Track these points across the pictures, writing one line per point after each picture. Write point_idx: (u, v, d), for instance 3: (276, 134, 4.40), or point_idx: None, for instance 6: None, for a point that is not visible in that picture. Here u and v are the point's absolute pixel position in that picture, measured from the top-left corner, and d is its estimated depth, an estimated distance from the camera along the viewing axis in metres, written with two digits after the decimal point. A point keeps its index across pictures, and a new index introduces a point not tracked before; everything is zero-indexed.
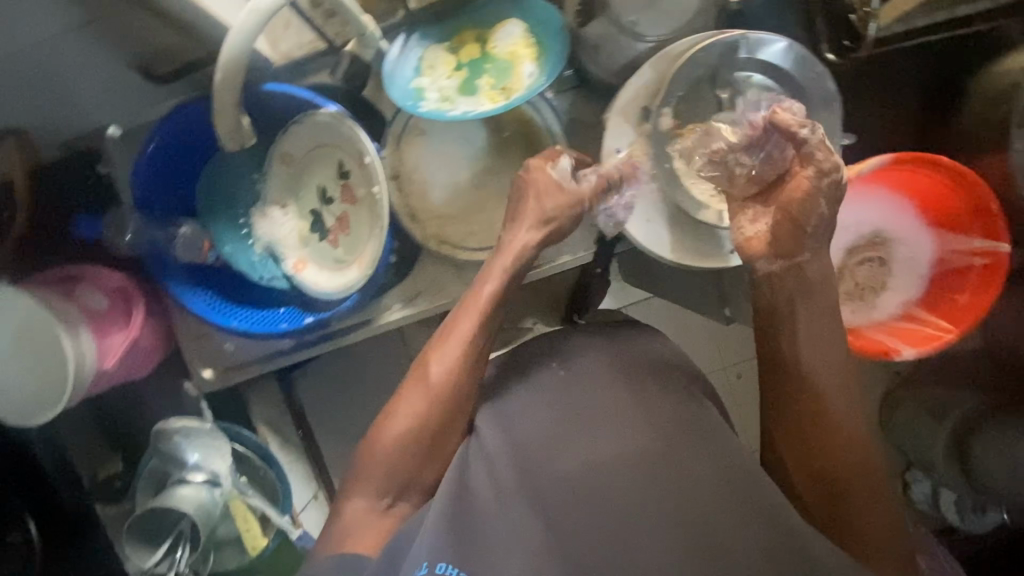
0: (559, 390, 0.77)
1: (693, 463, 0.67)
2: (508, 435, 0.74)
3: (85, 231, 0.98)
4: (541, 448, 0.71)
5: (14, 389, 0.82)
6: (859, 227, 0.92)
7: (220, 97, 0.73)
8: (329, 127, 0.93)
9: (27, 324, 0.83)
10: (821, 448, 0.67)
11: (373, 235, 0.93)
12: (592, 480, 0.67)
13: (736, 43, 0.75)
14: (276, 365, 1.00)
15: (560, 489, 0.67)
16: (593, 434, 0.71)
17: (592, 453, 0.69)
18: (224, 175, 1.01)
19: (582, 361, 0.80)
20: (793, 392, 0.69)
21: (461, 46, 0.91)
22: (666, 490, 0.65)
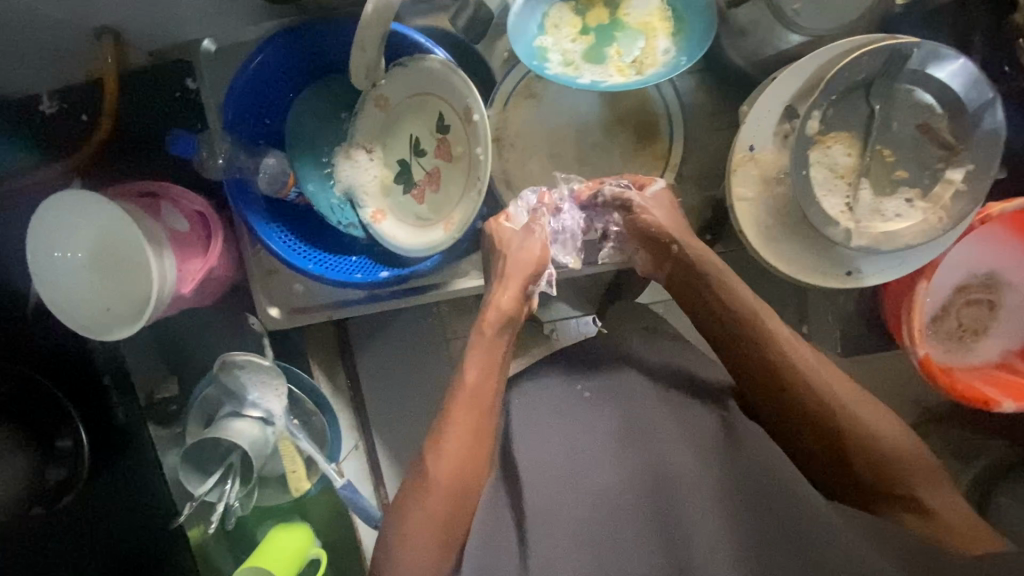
0: (585, 399, 0.78)
1: (714, 475, 0.69)
2: (537, 442, 0.75)
3: (179, 150, 0.91)
4: (564, 463, 0.72)
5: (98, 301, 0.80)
6: (975, 265, 0.87)
7: (366, 35, 0.73)
8: (435, 75, 0.88)
9: (113, 237, 0.80)
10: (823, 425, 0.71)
11: (466, 197, 0.89)
12: (615, 498, 0.69)
13: (908, 52, 0.69)
14: (343, 314, 0.97)
15: (579, 509, 0.69)
16: (613, 453, 0.72)
17: (610, 471, 0.71)
18: (315, 109, 0.97)
19: (605, 372, 0.80)
20: (782, 406, 0.73)
21: (589, 7, 0.83)
22: (686, 504, 0.67)
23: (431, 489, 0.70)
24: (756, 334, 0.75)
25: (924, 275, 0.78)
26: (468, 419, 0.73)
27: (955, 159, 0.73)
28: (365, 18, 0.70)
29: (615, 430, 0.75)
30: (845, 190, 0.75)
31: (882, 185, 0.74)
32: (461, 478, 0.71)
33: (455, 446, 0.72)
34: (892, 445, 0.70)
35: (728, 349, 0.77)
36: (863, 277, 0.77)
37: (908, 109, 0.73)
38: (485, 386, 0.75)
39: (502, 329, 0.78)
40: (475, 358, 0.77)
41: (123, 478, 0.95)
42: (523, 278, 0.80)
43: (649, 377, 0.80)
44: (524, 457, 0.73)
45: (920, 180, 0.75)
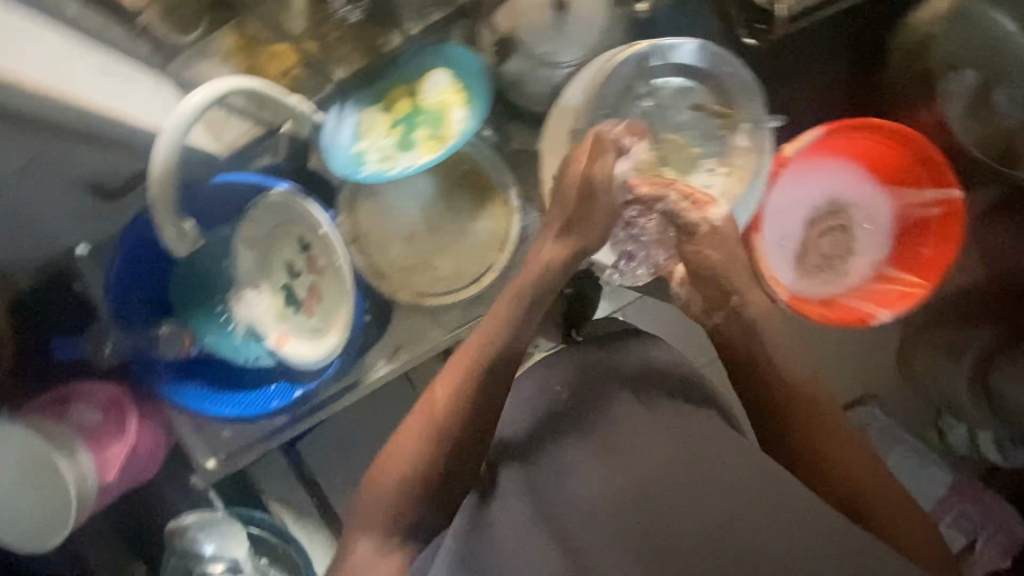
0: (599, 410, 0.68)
1: (717, 447, 0.63)
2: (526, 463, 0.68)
3: (68, 352, 1.00)
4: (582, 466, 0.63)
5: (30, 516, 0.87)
6: (814, 198, 0.92)
7: (157, 199, 0.78)
8: (283, 205, 0.97)
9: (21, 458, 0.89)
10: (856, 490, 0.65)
11: (345, 300, 0.95)
12: (637, 487, 0.60)
13: (645, 53, 0.78)
14: (276, 443, 1.02)
15: (596, 511, 0.59)
16: (640, 435, 0.64)
17: (639, 460, 0.62)
18: (194, 266, 1.02)
19: (595, 384, 0.72)
20: (815, 446, 0.67)
21: (393, 104, 0.95)
22: (703, 487, 0.58)
23: (418, 417, 0.69)
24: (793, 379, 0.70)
25: (755, 228, 0.83)
26: (463, 385, 0.68)
27: (731, 122, 0.80)
28: (151, 185, 0.76)
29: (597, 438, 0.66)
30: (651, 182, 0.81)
31: (682, 165, 0.80)
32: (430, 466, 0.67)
33: (440, 394, 0.69)
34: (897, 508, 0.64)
35: (773, 386, 0.70)
36: None
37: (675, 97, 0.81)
38: (489, 348, 0.69)
39: (516, 300, 0.70)
40: (487, 322, 0.71)
41: None
42: (562, 223, 0.71)
43: (633, 387, 0.71)
44: (511, 482, 0.66)
45: (713, 149, 0.81)
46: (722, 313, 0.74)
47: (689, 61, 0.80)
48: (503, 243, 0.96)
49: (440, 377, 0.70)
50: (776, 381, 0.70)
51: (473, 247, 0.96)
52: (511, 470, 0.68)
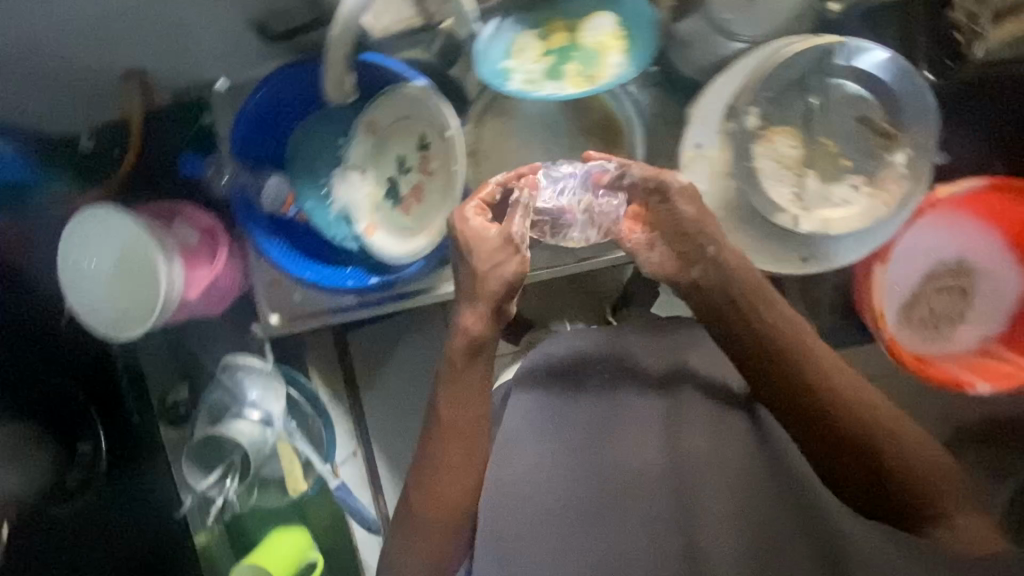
0: (619, 398, 0.81)
1: (723, 456, 0.74)
2: (559, 427, 0.81)
3: (189, 169, 1.04)
4: (569, 456, 0.78)
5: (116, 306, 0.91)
6: (942, 252, 0.87)
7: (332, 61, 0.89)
8: (418, 101, 0.98)
9: (142, 251, 0.90)
10: (837, 425, 0.76)
11: (444, 206, 0.96)
12: (637, 486, 0.74)
13: (833, 48, 0.74)
14: (340, 320, 1.06)
15: (593, 497, 0.75)
16: (623, 442, 0.77)
17: (632, 457, 0.75)
18: (312, 139, 1.07)
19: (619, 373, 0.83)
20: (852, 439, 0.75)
21: (550, 34, 0.93)
22: (665, 502, 0.73)
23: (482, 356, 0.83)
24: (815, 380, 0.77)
25: (879, 258, 0.80)
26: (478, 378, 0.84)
27: (894, 144, 0.77)
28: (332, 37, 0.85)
29: (651, 436, 0.77)
30: (792, 180, 0.79)
31: (826, 173, 0.78)
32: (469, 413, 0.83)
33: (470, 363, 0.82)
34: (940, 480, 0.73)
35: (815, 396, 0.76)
36: (820, 262, 0.80)
37: (846, 101, 0.77)
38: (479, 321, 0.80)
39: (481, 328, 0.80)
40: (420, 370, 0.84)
41: (141, 468, 1.06)
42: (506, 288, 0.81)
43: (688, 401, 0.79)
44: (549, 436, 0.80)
45: (865, 167, 0.78)
46: (701, 265, 0.81)
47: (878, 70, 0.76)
48: None
49: (454, 386, 0.83)
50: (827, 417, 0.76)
51: None
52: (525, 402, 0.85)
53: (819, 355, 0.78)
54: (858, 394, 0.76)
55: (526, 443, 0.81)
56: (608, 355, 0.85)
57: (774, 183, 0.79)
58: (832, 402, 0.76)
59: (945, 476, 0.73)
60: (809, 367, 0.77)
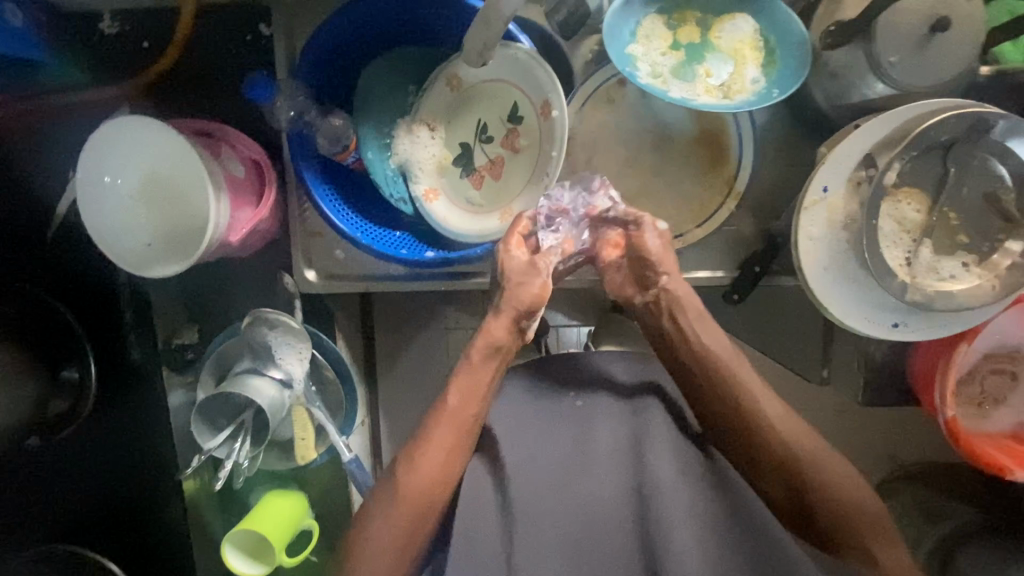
0: (592, 416, 0.80)
1: (682, 490, 0.75)
2: (532, 441, 0.79)
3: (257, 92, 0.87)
4: (536, 466, 0.77)
5: (147, 235, 0.79)
6: (1007, 336, 0.89)
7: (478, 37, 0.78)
8: (520, 65, 0.86)
9: (189, 178, 0.77)
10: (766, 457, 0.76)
11: (528, 189, 0.88)
12: (604, 514, 0.75)
13: (993, 120, 0.70)
14: (380, 288, 0.96)
15: (562, 519, 0.75)
16: (595, 470, 0.76)
17: (597, 486, 0.76)
18: (382, 80, 0.94)
19: (592, 388, 0.83)
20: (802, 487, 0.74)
21: (682, 24, 0.84)
22: (622, 531, 0.75)
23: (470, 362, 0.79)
24: (767, 429, 0.75)
25: (966, 338, 0.80)
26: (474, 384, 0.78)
27: (1016, 231, 0.75)
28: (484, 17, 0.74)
29: (622, 463, 0.77)
30: (906, 244, 0.76)
31: (940, 243, 0.77)
32: (472, 413, 0.77)
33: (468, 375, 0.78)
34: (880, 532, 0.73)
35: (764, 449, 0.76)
36: (908, 331, 0.79)
37: (982, 176, 0.74)
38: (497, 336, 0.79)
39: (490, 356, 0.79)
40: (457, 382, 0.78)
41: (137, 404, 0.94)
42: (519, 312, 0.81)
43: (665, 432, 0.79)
44: (517, 454, 0.78)
45: (978, 246, 0.77)
46: (656, 292, 0.81)
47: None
48: (705, 219, 0.89)
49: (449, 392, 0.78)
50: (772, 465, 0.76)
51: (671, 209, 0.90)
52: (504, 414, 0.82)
53: (767, 395, 0.77)
54: (795, 432, 0.76)
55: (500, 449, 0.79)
56: (584, 371, 0.84)
57: (890, 246, 0.76)
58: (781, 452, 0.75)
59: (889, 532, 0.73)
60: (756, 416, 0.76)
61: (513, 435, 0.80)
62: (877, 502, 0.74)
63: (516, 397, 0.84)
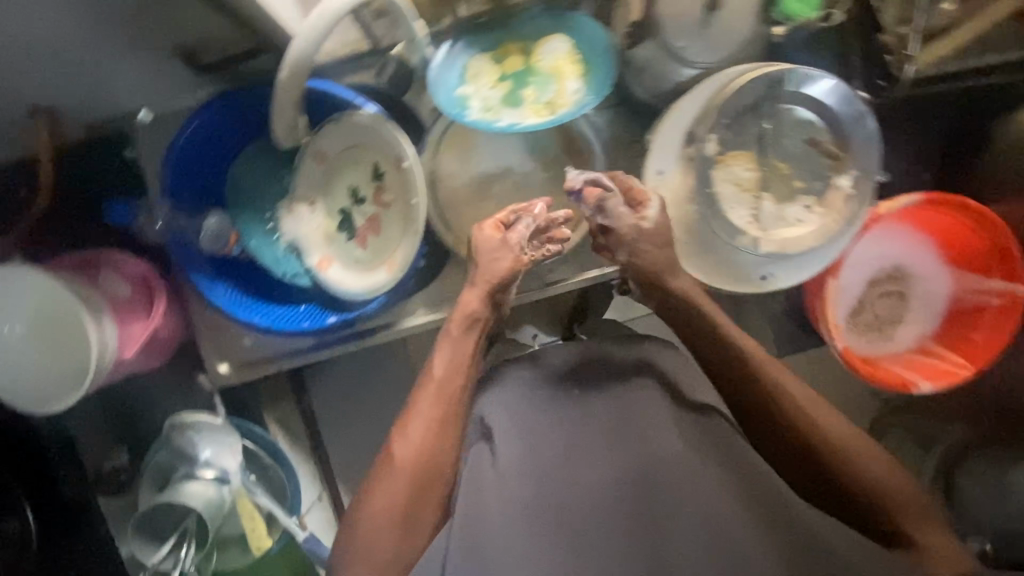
0: (590, 404, 0.79)
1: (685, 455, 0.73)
2: (532, 445, 0.77)
3: (115, 217, 0.97)
4: (533, 474, 0.74)
5: (38, 376, 0.81)
6: (882, 260, 0.93)
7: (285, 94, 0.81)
8: (369, 127, 0.92)
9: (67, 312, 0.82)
10: (782, 422, 0.77)
11: (405, 238, 0.93)
12: (604, 505, 0.72)
13: (782, 77, 0.77)
14: (294, 364, 0.99)
15: (566, 509, 0.72)
16: (597, 457, 0.75)
17: (595, 469, 0.74)
18: (256, 171, 1.00)
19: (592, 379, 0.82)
20: (812, 442, 0.75)
21: (504, 57, 0.91)
22: (636, 520, 0.71)
23: (432, 381, 0.82)
24: (773, 394, 0.77)
25: (832, 272, 0.84)
26: (439, 416, 0.80)
27: (841, 166, 0.81)
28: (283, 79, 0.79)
29: (621, 446, 0.75)
30: (750, 202, 0.82)
31: (781, 193, 0.82)
32: (430, 455, 0.78)
33: (419, 427, 0.79)
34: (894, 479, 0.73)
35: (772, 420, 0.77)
36: (778, 280, 0.83)
37: (796, 125, 0.80)
38: (453, 380, 0.82)
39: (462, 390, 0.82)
40: (415, 425, 0.79)
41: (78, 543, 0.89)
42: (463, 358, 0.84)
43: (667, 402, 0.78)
44: (513, 457, 0.76)
45: (815, 188, 0.82)
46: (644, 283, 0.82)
47: (824, 94, 0.79)
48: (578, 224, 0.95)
49: (411, 423, 0.79)
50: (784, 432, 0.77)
51: None
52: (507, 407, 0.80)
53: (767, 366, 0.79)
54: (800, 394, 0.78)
55: (506, 448, 0.77)
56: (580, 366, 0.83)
57: (735, 210, 0.81)
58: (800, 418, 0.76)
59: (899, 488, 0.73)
60: (760, 386, 0.78)
61: (515, 437, 0.77)
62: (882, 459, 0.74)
63: (492, 399, 0.82)
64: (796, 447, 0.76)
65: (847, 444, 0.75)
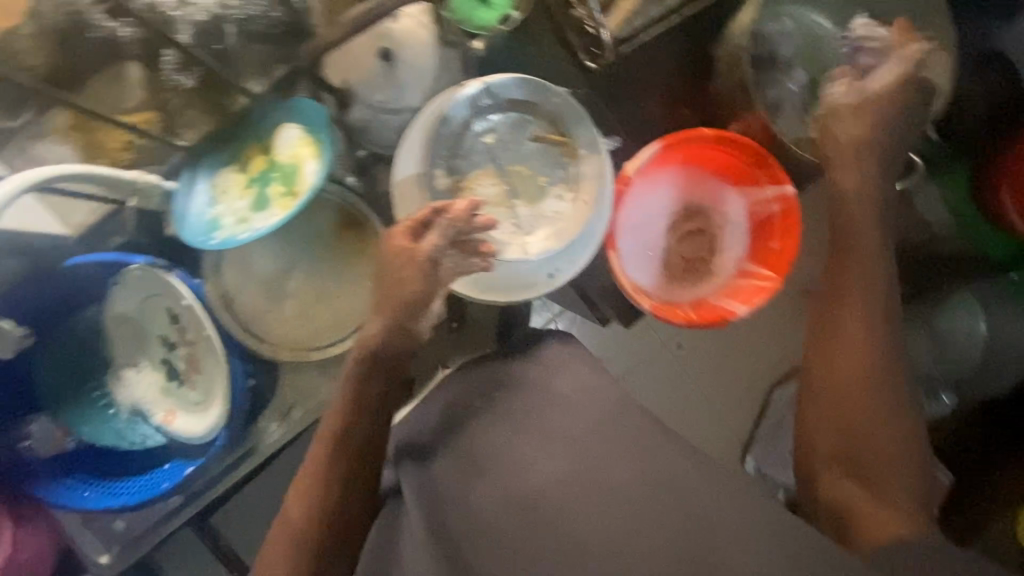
0: (548, 398, 0.76)
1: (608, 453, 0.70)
2: (546, 452, 0.72)
3: None
4: (475, 510, 0.71)
5: None
6: (665, 208, 0.94)
7: None
8: (148, 280, 0.94)
9: None
10: (860, 363, 0.67)
11: (219, 368, 0.92)
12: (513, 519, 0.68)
13: (475, 92, 0.81)
14: (174, 527, 0.97)
15: (511, 518, 0.68)
16: (547, 452, 0.72)
17: (546, 468, 0.71)
18: (67, 354, 0.98)
19: (549, 366, 0.79)
20: (839, 373, 0.68)
21: (246, 164, 0.92)
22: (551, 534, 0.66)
23: (336, 440, 0.70)
24: (827, 321, 0.70)
25: (609, 246, 0.87)
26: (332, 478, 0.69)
27: (570, 148, 0.84)
28: None
29: (562, 453, 0.71)
30: (506, 213, 0.83)
31: (530, 193, 0.84)
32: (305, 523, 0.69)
33: (305, 491, 0.70)
34: (874, 438, 0.64)
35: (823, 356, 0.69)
36: (566, 271, 0.83)
37: (514, 130, 0.84)
38: (353, 434, 0.71)
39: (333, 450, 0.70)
40: (296, 505, 0.69)
41: None
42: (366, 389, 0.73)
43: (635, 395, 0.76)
44: (474, 486, 0.73)
45: (559, 175, 0.85)
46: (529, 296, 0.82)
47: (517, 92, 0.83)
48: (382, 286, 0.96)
49: (303, 481, 0.70)
50: (825, 359, 0.69)
51: (354, 296, 0.96)
52: (497, 407, 0.78)
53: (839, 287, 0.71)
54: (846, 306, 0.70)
55: (508, 449, 0.74)
56: (559, 377, 0.78)
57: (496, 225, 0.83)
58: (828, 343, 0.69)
59: (883, 456, 0.63)
60: (834, 316, 0.70)
61: (543, 446, 0.73)
62: (884, 416, 0.65)
63: (510, 403, 0.78)
64: (834, 389, 0.68)
65: (840, 388, 0.67)
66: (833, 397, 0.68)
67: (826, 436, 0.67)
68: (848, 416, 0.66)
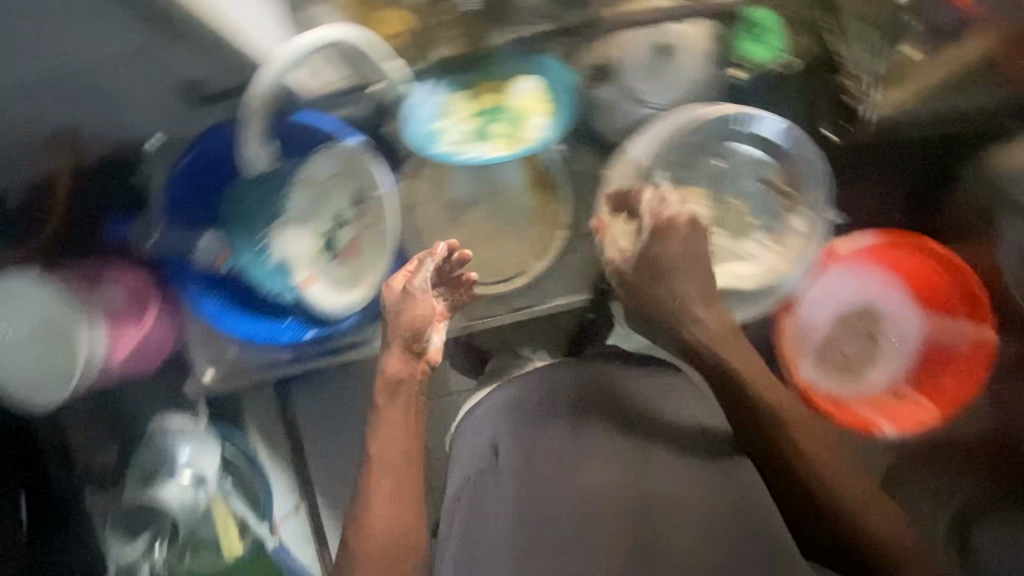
0: (583, 423, 0.78)
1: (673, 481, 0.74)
2: (555, 460, 0.75)
3: (111, 233, 1.01)
4: (510, 508, 0.73)
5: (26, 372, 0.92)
6: (853, 301, 0.93)
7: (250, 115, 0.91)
8: (352, 159, 1.00)
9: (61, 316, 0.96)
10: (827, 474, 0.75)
11: (379, 260, 1.00)
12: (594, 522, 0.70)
13: (734, 116, 0.80)
14: (274, 374, 1.07)
15: (613, 505, 0.71)
16: (580, 465, 0.74)
17: (600, 476, 0.74)
18: (250, 190, 1.04)
19: (586, 386, 0.82)
20: (816, 479, 0.75)
21: (480, 95, 0.97)
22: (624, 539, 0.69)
23: (379, 462, 0.82)
24: (786, 422, 0.76)
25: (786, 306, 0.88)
26: (395, 487, 0.81)
27: (793, 203, 0.83)
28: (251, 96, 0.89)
29: (580, 460, 0.75)
30: (705, 236, 0.84)
31: (735, 229, 0.84)
32: (388, 539, 0.77)
33: (379, 492, 0.80)
34: (894, 529, 0.74)
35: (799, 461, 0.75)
36: (737, 314, 0.83)
37: (748, 165, 0.84)
38: (393, 452, 0.83)
39: (408, 463, 0.84)
40: (381, 501, 0.79)
41: (64, 534, 0.97)
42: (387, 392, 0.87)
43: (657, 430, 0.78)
44: (506, 475, 0.76)
45: (770, 223, 0.84)
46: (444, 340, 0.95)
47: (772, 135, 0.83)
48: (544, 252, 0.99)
49: (376, 494, 0.80)
50: (787, 461, 0.75)
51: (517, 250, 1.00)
52: (515, 409, 0.82)
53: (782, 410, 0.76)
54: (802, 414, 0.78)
55: (547, 450, 0.76)
56: (613, 394, 0.81)
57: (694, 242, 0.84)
58: (798, 453, 0.75)
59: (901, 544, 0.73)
60: (797, 421, 0.76)
61: (569, 450, 0.76)
62: (892, 518, 0.74)
63: (503, 397, 0.85)
64: (819, 485, 0.74)
65: (821, 475, 0.75)
66: (835, 498, 0.74)
67: (833, 526, 0.74)
68: (837, 504, 0.74)
